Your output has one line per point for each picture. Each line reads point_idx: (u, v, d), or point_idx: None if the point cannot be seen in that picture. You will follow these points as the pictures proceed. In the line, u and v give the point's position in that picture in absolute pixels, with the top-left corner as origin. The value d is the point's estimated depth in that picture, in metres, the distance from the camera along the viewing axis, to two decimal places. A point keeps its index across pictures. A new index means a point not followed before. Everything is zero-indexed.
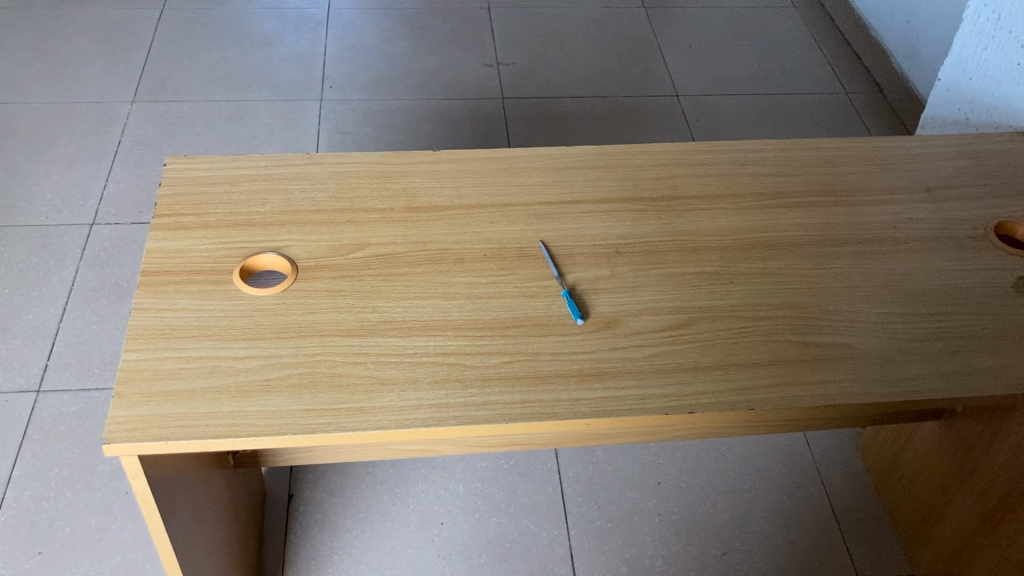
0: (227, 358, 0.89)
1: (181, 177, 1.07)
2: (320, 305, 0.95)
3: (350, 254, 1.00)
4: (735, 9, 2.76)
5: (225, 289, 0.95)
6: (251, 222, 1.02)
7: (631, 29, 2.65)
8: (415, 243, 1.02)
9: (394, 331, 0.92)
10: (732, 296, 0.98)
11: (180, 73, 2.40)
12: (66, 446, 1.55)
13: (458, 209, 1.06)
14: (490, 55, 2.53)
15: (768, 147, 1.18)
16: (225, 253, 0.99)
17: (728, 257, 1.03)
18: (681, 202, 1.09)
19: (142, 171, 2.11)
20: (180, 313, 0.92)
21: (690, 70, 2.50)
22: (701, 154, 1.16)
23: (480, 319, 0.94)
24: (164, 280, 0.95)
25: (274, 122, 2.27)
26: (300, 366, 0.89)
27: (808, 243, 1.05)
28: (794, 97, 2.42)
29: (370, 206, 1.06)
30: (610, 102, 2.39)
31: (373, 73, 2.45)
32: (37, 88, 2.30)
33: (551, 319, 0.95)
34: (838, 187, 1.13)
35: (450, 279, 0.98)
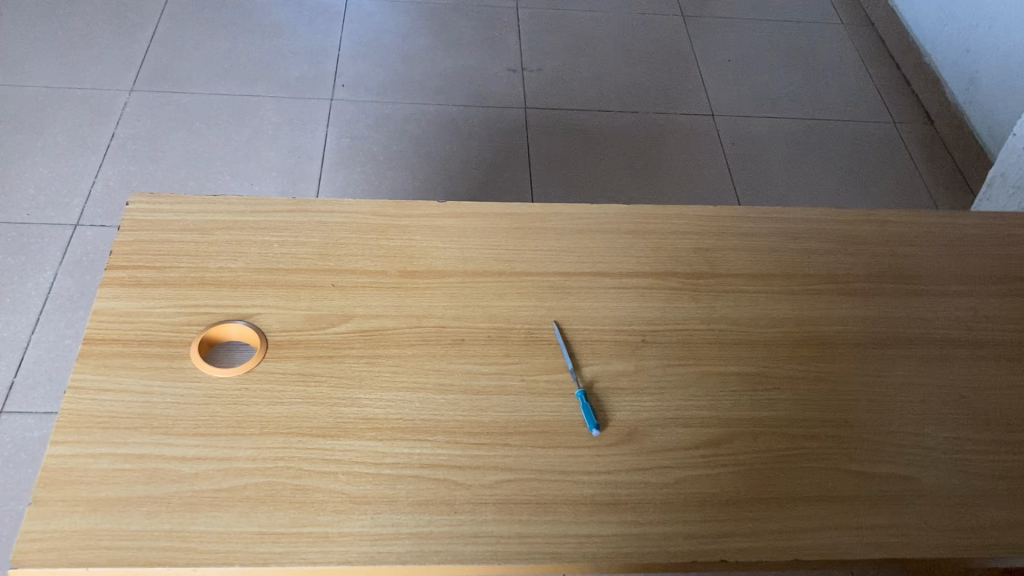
0: (172, 459, 0.75)
1: (144, 218, 0.93)
2: (289, 394, 0.80)
3: (331, 328, 0.85)
4: (778, 23, 2.59)
5: (181, 367, 0.81)
6: (220, 282, 0.88)
7: (666, 40, 2.49)
8: (407, 317, 0.87)
9: (374, 432, 0.78)
10: (777, 408, 0.83)
11: (184, 61, 2.25)
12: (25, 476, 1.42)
13: (462, 277, 0.91)
14: (514, 59, 2.37)
15: (824, 216, 1.03)
16: (185, 320, 0.84)
17: (774, 355, 0.87)
18: (721, 282, 0.94)
19: (135, 169, 1.97)
20: (124, 396, 0.78)
21: (727, 88, 2.34)
22: (745, 220, 1.01)
23: (477, 422, 0.80)
24: (109, 351, 0.81)
25: (280, 122, 2.12)
26: (258, 474, 0.74)
27: (867, 345, 0.89)
28: (839, 123, 2.26)
29: (359, 267, 0.91)
30: (640, 118, 2.22)
31: (388, 72, 2.30)
32: (30, 70, 2.16)
33: (561, 427, 0.80)
34: (902, 272, 0.97)
35: (445, 366, 0.83)
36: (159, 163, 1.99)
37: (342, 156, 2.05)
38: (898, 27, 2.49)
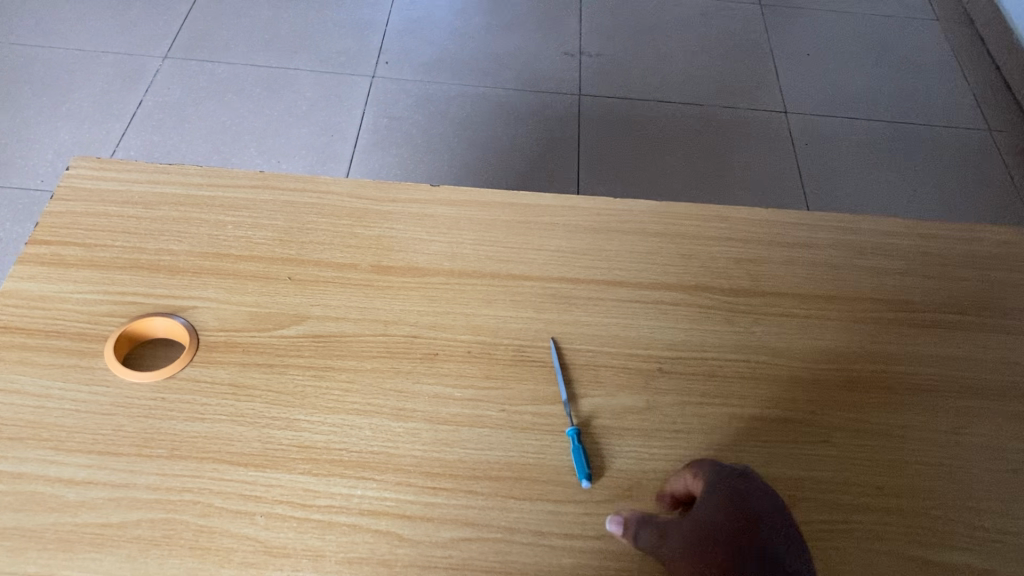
0: (57, 482, 0.60)
1: (83, 187, 0.79)
2: (213, 409, 0.65)
3: (279, 330, 0.71)
4: (866, 16, 2.37)
5: (90, 367, 0.67)
6: (156, 266, 0.74)
7: (740, 29, 2.29)
8: (372, 323, 0.72)
9: (310, 465, 0.63)
10: (821, 467, 0.66)
11: (223, 29, 2.13)
12: None
13: (446, 277, 0.76)
14: (572, 43, 2.20)
15: (899, 228, 0.84)
16: (106, 310, 0.70)
17: (822, 399, 0.70)
18: (765, 302, 0.76)
19: (158, 139, 1.86)
20: (14, 398, 0.64)
21: (804, 83, 2.13)
22: (803, 228, 0.83)
23: (439, 460, 0.64)
24: (8, 343, 0.67)
25: (316, 97, 1.99)
26: (157, 508, 0.60)
27: (944, 393, 0.71)
28: (926, 128, 2.03)
29: (324, 259, 0.76)
30: (705, 111, 2.03)
31: (436, 51, 2.14)
32: (65, 32, 2.07)
33: (543, 473, 0.64)
34: (992, 303, 0.79)
35: (410, 387, 0.68)
36: (186, 135, 1.88)
37: (378, 137, 1.91)
38: (1002, 25, 2.24)
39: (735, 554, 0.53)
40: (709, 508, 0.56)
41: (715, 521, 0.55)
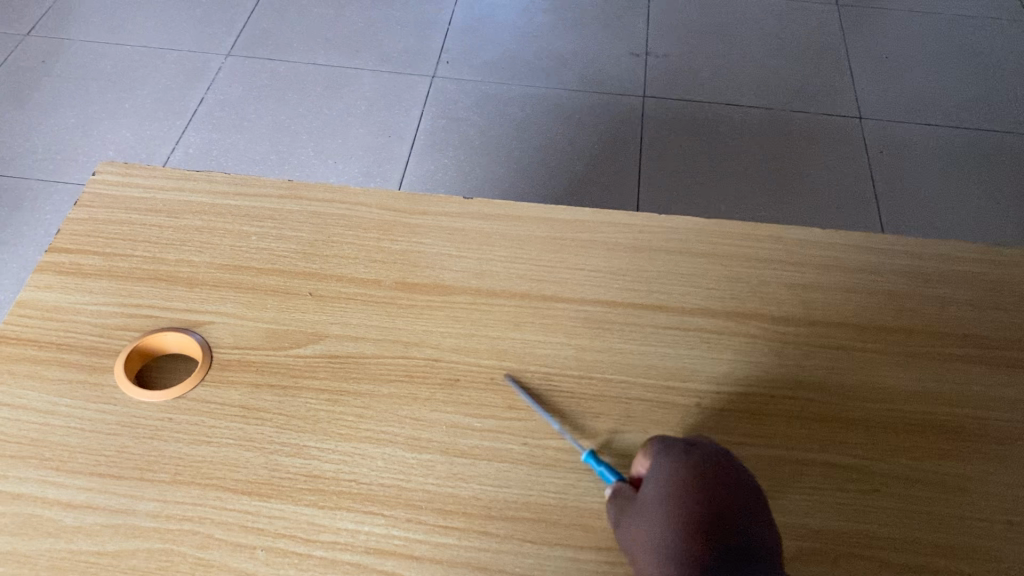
0: (54, 505, 0.58)
1: (109, 193, 0.78)
2: (221, 432, 0.62)
3: (295, 350, 0.67)
4: (952, 17, 2.24)
5: (99, 383, 0.65)
6: (175, 278, 0.71)
7: (816, 29, 2.19)
8: (393, 345, 0.68)
9: (316, 497, 0.59)
10: (872, 519, 0.60)
11: (288, 27, 2.13)
12: None
13: (474, 296, 0.72)
14: (638, 43, 2.13)
15: (970, 255, 0.77)
16: (121, 323, 0.68)
17: (876, 444, 0.64)
18: (817, 332, 0.70)
19: (217, 138, 1.87)
20: (20, 415, 0.63)
21: (881, 88, 2.03)
22: (864, 252, 0.76)
23: (453, 497, 0.60)
24: (19, 356, 0.66)
25: (375, 97, 1.97)
26: (154, 537, 0.57)
27: (1016, 439, 0.64)
28: (1013, 136, 1.91)
29: (347, 274, 0.72)
30: (774, 115, 1.95)
31: (499, 50, 2.10)
32: (133, 30, 2.10)
33: (564, 515, 0.59)
34: None
35: (428, 415, 0.64)
36: (243, 133, 1.88)
37: (435, 139, 1.88)
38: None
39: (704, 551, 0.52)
40: (658, 493, 0.55)
41: (658, 511, 0.55)
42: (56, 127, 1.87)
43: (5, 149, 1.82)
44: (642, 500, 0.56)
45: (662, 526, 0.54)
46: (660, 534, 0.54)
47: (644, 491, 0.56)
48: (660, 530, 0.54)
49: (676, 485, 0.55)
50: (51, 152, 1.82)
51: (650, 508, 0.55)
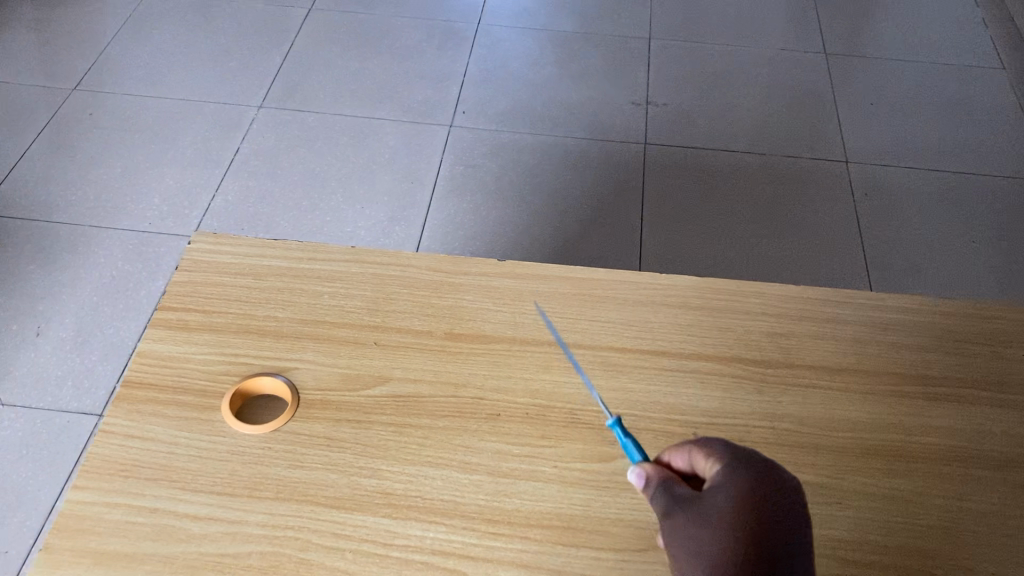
0: (183, 517, 0.73)
1: (203, 258, 0.93)
2: (311, 458, 0.78)
3: (366, 390, 0.83)
4: (932, 63, 2.40)
5: (209, 419, 0.80)
6: (264, 331, 0.87)
7: (805, 76, 2.35)
8: (445, 385, 0.83)
9: (390, 510, 0.74)
10: (835, 525, 0.75)
11: (315, 80, 2.29)
12: None
13: (510, 344, 0.87)
14: (640, 92, 2.29)
15: (919, 306, 0.93)
16: (223, 369, 0.83)
17: (840, 465, 0.79)
18: (792, 372, 0.86)
19: (253, 185, 2.02)
20: (149, 445, 0.78)
21: (866, 132, 2.18)
22: (831, 304, 0.92)
23: (499, 509, 0.75)
24: (143, 397, 0.81)
25: (398, 145, 2.13)
26: (265, 542, 0.72)
27: (952, 461, 0.80)
28: (987, 177, 2.06)
29: (405, 327, 0.88)
30: (766, 159, 2.10)
31: (510, 100, 2.26)
32: (172, 85, 2.27)
33: (588, 523, 0.74)
34: (1004, 377, 0.86)
35: (476, 443, 0.79)
36: (278, 181, 2.03)
37: (453, 185, 2.04)
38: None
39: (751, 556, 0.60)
40: (726, 504, 0.63)
41: (720, 516, 0.62)
42: (105, 177, 2.02)
43: (58, 197, 1.97)
44: (706, 506, 0.63)
45: (720, 529, 0.61)
46: (720, 539, 0.61)
47: (710, 497, 0.64)
48: (720, 536, 0.61)
49: (744, 502, 0.62)
50: (102, 200, 1.97)
51: (714, 515, 0.62)
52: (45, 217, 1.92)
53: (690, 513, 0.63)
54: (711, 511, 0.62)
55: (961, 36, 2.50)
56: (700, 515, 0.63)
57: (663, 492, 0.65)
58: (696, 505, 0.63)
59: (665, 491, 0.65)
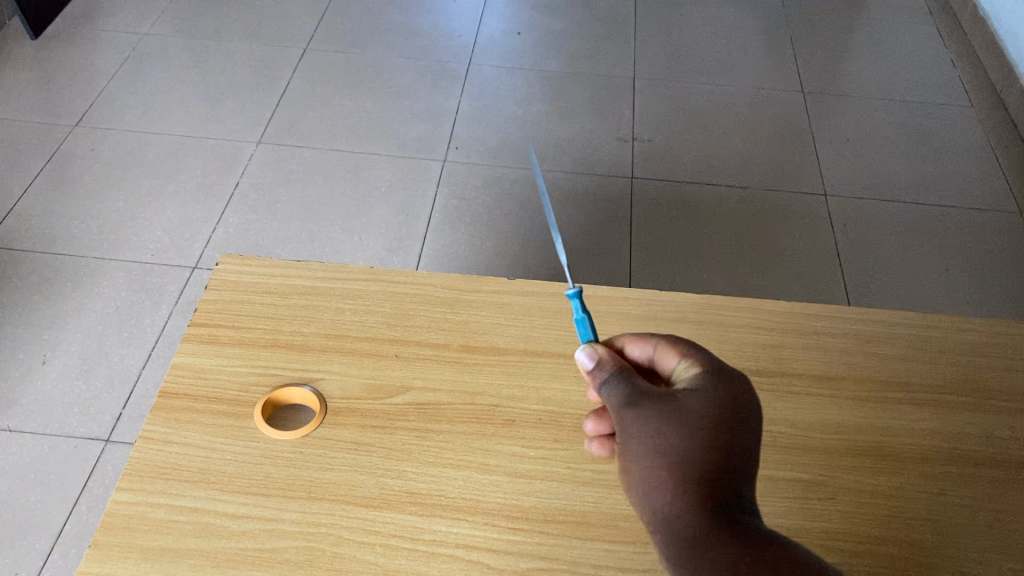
0: (222, 515, 0.78)
1: (231, 279, 0.99)
2: (340, 461, 0.83)
3: (388, 399, 0.88)
4: (904, 101, 2.51)
5: (243, 426, 0.85)
6: (291, 344, 0.92)
7: (784, 114, 2.44)
8: (463, 394, 0.89)
9: (416, 508, 0.79)
10: (828, 519, 0.81)
11: (312, 117, 2.34)
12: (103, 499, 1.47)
13: (521, 356, 0.93)
14: (626, 129, 2.37)
15: (901, 321, 1.00)
16: (253, 380, 0.89)
17: (831, 464, 0.85)
18: (785, 380, 0.92)
19: (255, 218, 2.03)
20: (188, 450, 0.83)
21: (843, 166, 2.27)
22: (818, 318, 0.99)
23: (517, 507, 0.80)
24: (180, 406, 0.86)
25: (394, 180, 2.17)
26: (300, 537, 0.77)
27: (933, 459, 0.86)
28: (959, 209, 2.15)
29: (423, 340, 0.94)
30: (749, 192, 2.18)
31: (501, 137, 2.33)
32: (171, 121, 2.29)
33: (601, 518, 0.80)
34: (979, 384, 0.93)
35: (493, 445, 0.85)
36: (277, 214, 2.05)
37: (448, 217, 2.09)
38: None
39: (708, 467, 0.61)
40: (698, 406, 0.64)
41: (692, 421, 0.63)
42: (107, 209, 2.02)
43: (60, 229, 1.96)
44: (680, 408, 0.64)
45: (689, 435, 0.62)
46: (689, 439, 0.62)
47: (685, 400, 0.64)
48: (691, 439, 0.62)
49: (715, 406, 0.64)
50: (105, 232, 1.96)
51: (684, 414, 0.63)
52: (49, 249, 1.90)
53: (658, 408, 0.63)
54: (681, 410, 0.63)
55: (930, 75, 2.61)
56: (668, 412, 0.63)
57: (628, 382, 0.65)
58: (664, 400, 0.64)
59: (631, 382, 0.65)
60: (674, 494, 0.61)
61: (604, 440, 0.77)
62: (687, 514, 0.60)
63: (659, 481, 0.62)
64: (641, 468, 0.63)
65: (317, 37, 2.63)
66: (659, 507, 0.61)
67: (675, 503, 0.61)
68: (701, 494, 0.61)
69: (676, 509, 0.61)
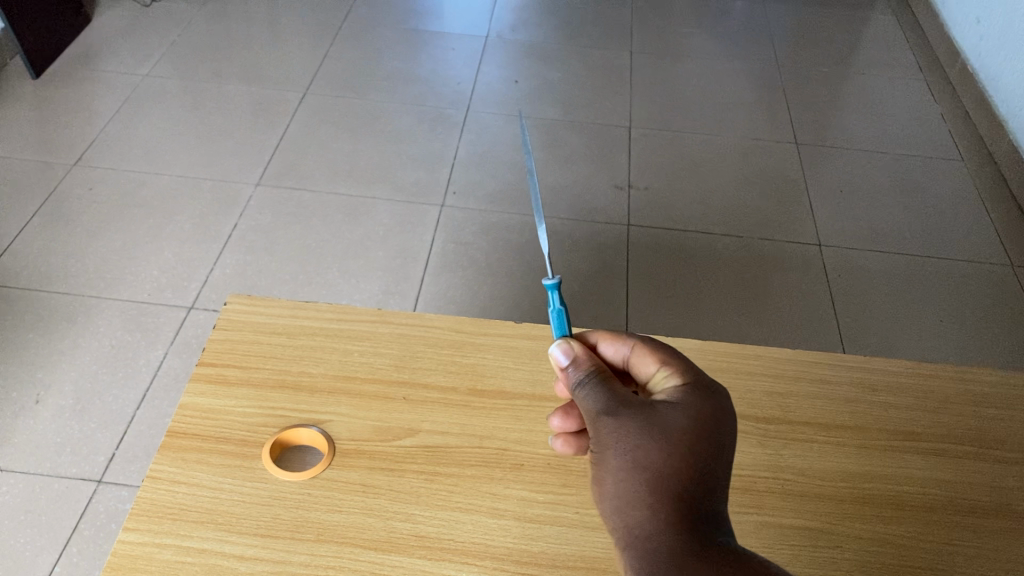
0: (230, 557, 0.77)
1: (239, 319, 1.00)
2: (349, 503, 0.82)
3: (397, 441, 0.88)
4: (895, 154, 2.55)
5: (251, 467, 0.85)
6: (299, 385, 0.93)
7: (778, 165, 2.48)
8: (470, 437, 0.89)
9: (425, 552, 0.79)
10: (835, 567, 0.81)
11: (311, 161, 2.36)
12: (94, 543, 1.44)
13: (529, 400, 0.94)
14: (623, 177, 2.40)
15: (904, 370, 1.00)
16: (262, 420, 0.89)
17: (838, 512, 0.85)
18: (791, 427, 0.93)
19: (252, 260, 2.03)
20: (196, 490, 0.82)
21: (835, 217, 2.30)
22: (823, 366, 1.00)
23: (526, 551, 0.80)
24: (188, 446, 0.86)
25: (392, 223, 2.18)
26: None
27: (939, 508, 0.86)
28: (951, 261, 2.18)
29: (431, 383, 0.94)
30: (744, 242, 2.20)
31: (499, 183, 2.34)
32: (170, 161, 2.30)
33: (609, 563, 0.80)
34: (983, 435, 0.94)
35: (503, 489, 0.85)
36: (274, 256, 2.05)
37: (445, 261, 2.09)
38: (1015, 154, 2.40)
39: (683, 478, 0.62)
40: (675, 419, 0.65)
41: (669, 432, 0.64)
42: (105, 248, 2.01)
43: (58, 268, 1.95)
44: (658, 420, 0.65)
45: (666, 445, 0.63)
46: (664, 450, 0.63)
47: (663, 413, 0.66)
48: (667, 449, 0.63)
49: (692, 419, 0.65)
50: (102, 271, 1.95)
51: (660, 425, 0.65)
52: (45, 287, 1.90)
53: (635, 417, 0.65)
54: (658, 422, 0.65)
55: (919, 130, 2.66)
56: (647, 423, 0.65)
57: (602, 389, 0.67)
58: (641, 410, 0.66)
59: (605, 388, 0.67)
60: (647, 503, 0.62)
61: (569, 436, 0.81)
62: (659, 523, 0.61)
63: (632, 492, 0.62)
64: (615, 476, 0.64)
65: (316, 82, 2.66)
66: (631, 517, 0.62)
67: (648, 512, 0.61)
68: (673, 505, 0.61)
69: (646, 520, 0.61)
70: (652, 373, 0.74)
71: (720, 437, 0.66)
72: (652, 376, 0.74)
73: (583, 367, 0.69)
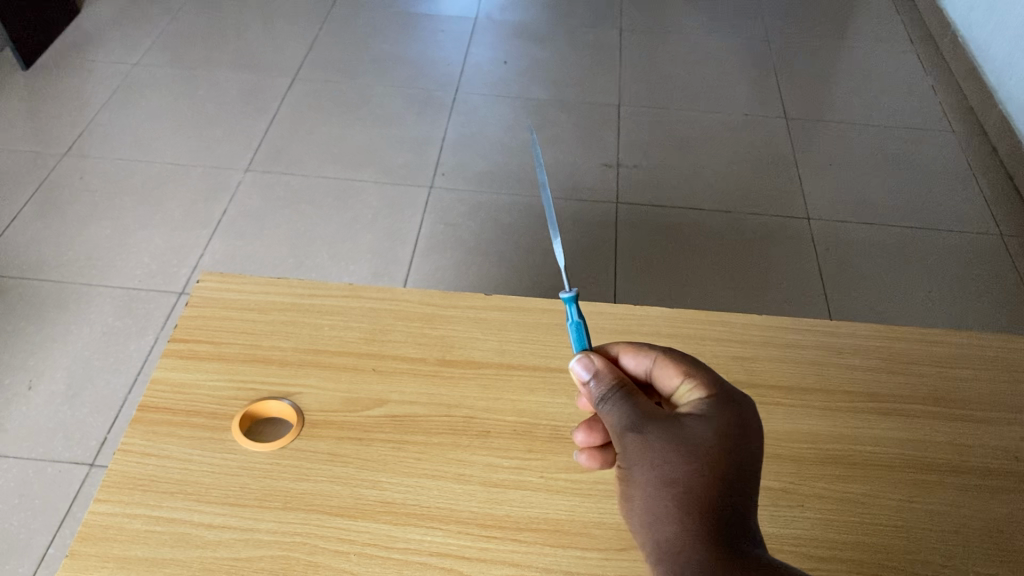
0: (198, 526, 0.78)
1: (212, 296, 1.01)
2: (317, 472, 0.84)
3: (365, 411, 0.90)
4: (885, 128, 2.54)
5: (221, 438, 0.86)
6: (269, 359, 0.94)
7: (768, 141, 2.47)
8: (438, 406, 0.90)
9: (390, 518, 0.80)
10: (798, 525, 0.82)
11: (299, 145, 2.36)
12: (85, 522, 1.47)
13: (497, 369, 0.95)
14: (611, 155, 2.40)
15: (869, 333, 1.01)
16: (232, 394, 0.90)
17: (801, 472, 0.86)
18: (757, 391, 0.94)
19: (242, 245, 2.04)
20: (165, 461, 0.84)
21: (824, 191, 2.30)
22: (789, 331, 1.01)
23: (491, 515, 0.81)
24: (159, 419, 0.87)
25: (381, 207, 2.19)
26: (276, 547, 0.77)
27: (903, 466, 0.87)
28: (940, 232, 2.18)
29: (401, 355, 0.96)
30: (733, 218, 2.20)
31: (486, 163, 2.35)
32: (160, 149, 2.32)
33: (574, 525, 0.81)
34: (946, 394, 0.95)
35: (468, 456, 0.86)
36: (263, 240, 2.06)
37: (433, 242, 2.10)
38: (1006, 125, 2.39)
39: (712, 491, 0.63)
40: (700, 431, 0.66)
41: (695, 445, 0.65)
42: (95, 236, 2.03)
43: (48, 256, 1.97)
44: (683, 434, 0.65)
45: (692, 458, 0.64)
46: (690, 464, 0.64)
47: (689, 426, 0.66)
48: (694, 462, 0.63)
49: (718, 429, 0.66)
50: (93, 259, 1.97)
51: (686, 439, 0.65)
52: (36, 276, 1.91)
53: (660, 431, 0.66)
54: (683, 436, 0.65)
55: (911, 102, 2.65)
56: (672, 436, 0.65)
57: (626, 403, 0.68)
58: (665, 424, 0.67)
59: (628, 402, 0.68)
60: (676, 519, 0.62)
61: None
62: (689, 539, 0.61)
63: (661, 508, 0.63)
64: (643, 491, 0.65)
65: (305, 67, 2.66)
66: (663, 535, 0.62)
67: (679, 526, 0.62)
68: (702, 518, 0.62)
69: (678, 537, 0.62)
70: (677, 387, 0.74)
71: (747, 444, 0.66)
72: (676, 391, 0.74)
73: (605, 381, 0.70)
